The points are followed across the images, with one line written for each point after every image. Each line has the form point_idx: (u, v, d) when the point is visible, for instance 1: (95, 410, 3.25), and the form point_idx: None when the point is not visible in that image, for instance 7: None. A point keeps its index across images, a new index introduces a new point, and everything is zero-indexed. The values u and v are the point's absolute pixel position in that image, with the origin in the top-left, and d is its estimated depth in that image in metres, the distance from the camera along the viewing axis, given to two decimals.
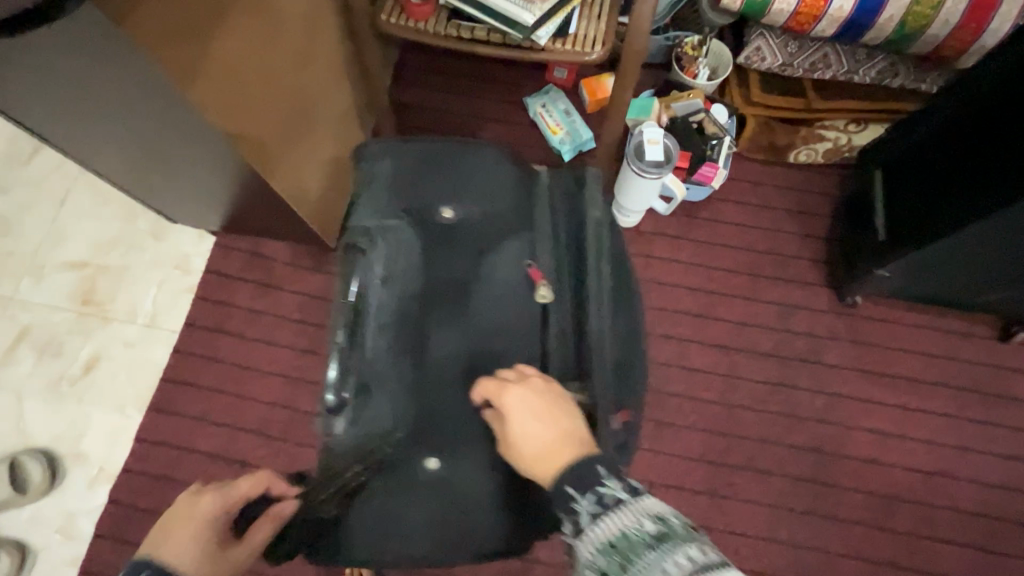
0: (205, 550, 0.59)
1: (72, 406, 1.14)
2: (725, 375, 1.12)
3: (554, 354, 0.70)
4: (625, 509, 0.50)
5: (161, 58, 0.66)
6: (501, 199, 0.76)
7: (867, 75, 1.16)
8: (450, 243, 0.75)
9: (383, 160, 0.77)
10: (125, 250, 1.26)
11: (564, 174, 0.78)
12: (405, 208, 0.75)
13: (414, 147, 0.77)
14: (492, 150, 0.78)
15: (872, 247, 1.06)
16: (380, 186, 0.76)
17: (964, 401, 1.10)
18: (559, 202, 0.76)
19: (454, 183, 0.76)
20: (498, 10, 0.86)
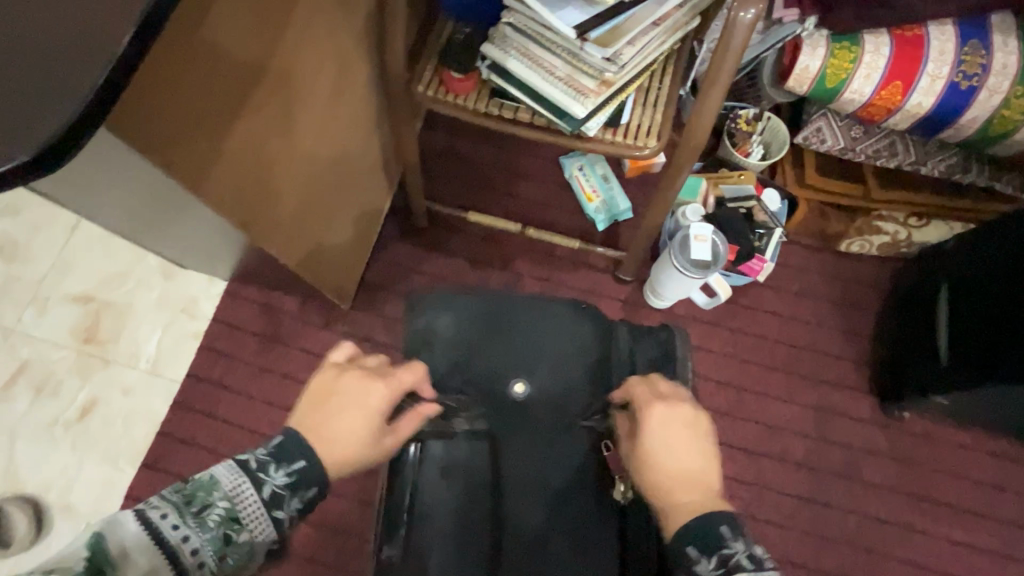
0: (369, 433, 0.56)
1: (65, 453, 1.09)
2: (751, 484, 1.04)
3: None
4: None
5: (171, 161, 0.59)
6: (575, 370, 0.66)
7: (935, 168, 1.06)
8: (521, 422, 0.64)
9: (443, 318, 0.67)
10: (132, 287, 1.21)
11: (644, 333, 0.69)
12: (471, 381, 0.66)
13: (480, 303, 0.68)
14: (570, 310, 0.69)
15: (929, 368, 0.98)
16: (438, 352, 0.66)
17: (1010, 537, 1.01)
18: (643, 362, 0.67)
19: (529, 349, 0.67)
20: (547, 97, 0.78)
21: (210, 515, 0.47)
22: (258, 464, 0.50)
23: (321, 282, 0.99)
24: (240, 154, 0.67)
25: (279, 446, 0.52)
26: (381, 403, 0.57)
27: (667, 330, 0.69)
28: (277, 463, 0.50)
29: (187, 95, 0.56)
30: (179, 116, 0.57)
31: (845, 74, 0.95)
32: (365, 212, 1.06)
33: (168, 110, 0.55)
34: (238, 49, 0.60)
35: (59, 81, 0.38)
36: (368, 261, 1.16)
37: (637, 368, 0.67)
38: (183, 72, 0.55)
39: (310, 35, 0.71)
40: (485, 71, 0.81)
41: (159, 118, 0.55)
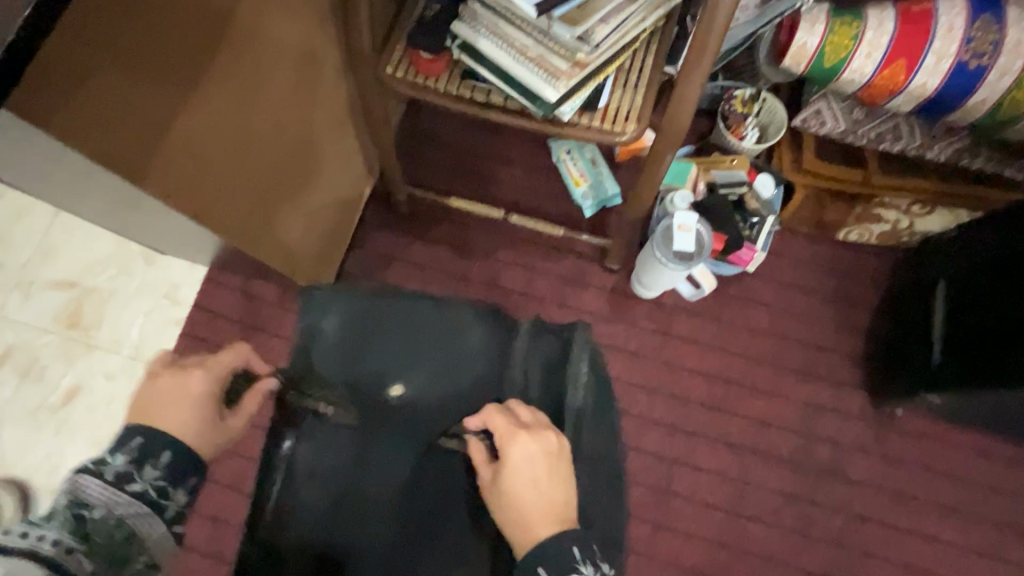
0: (202, 422, 0.55)
1: (50, 437, 1.10)
2: (735, 480, 1.02)
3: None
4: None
5: (108, 154, 0.56)
6: (467, 376, 0.60)
7: (941, 154, 1.00)
8: (398, 435, 0.57)
9: (318, 314, 0.59)
10: (115, 273, 1.20)
11: (549, 332, 0.61)
12: (342, 386, 0.58)
13: (359, 295, 0.60)
14: (464, 309, 0.62)
15: (921, 364, 0.95)
16: (315, 353, 0.59)
17: (1001, 538, 0.98)
18: (536, 368, 0.60)
19: (412, 352, 0.60)
20: (518, 80, 0.74)
21: (62, 515, 0.46)
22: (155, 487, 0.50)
23: (293, 269, 0.96)
24: (187, 143, 0.64)
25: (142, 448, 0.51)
26: (206, 386, 0.58)
27: (573, 327, 0.61)
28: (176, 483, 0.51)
29: (126, 82, 0.54)
30: (113, 104, 0.54)
31: (844, 53, 0.89)
32: (339, 199, 1.04)
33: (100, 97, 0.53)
34: (172, 27, 0.56)
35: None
36: (344, 247, 1.13)
37: (529, 376, 0.60)
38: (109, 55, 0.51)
39: (263, 10, 0.66)
40: (455, 51, 0.77)
41: (90, 107, 0.52)
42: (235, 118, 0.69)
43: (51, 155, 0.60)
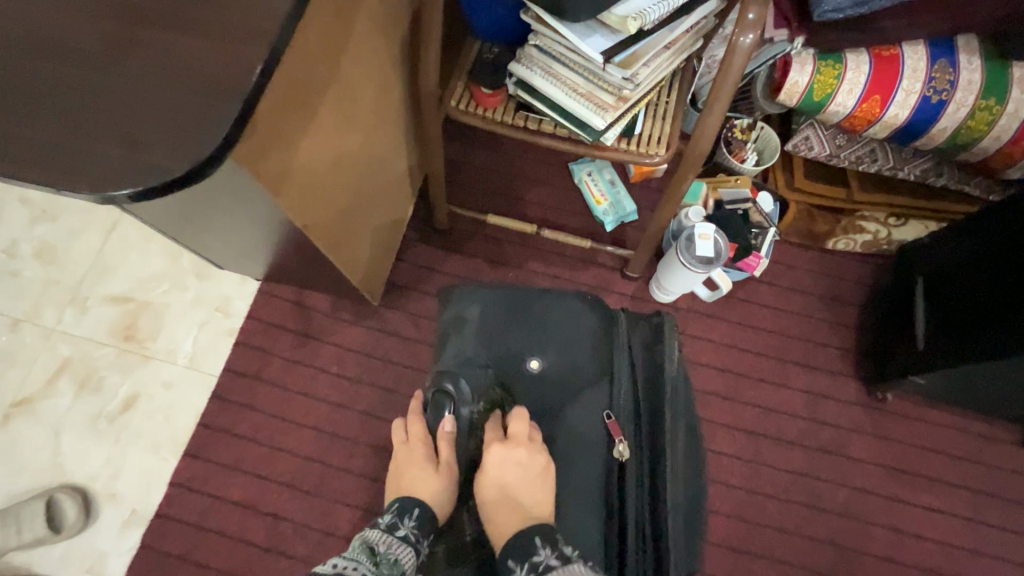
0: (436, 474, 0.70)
1: (110, 443, 1.16)
2: (750, 461, 1.14)
3: (632, 526, 0.64)
4: (555, 574, 0.56)
5: (261, 175, 0.67)
6: (582, 347, 0.72)
7: (911, 173, 1.17)
8: (537, 394, 0.72)
9: (473, 308, 0.76)
10: (168, 288, 1.27)
11: (641, 319, 0.75)
12: (492, 360, 0.73)
13: (503, 292, 0.77)
14: (578, 299, 0.76)
15: (908, 352, 1.09)
16: (471, 334, 0.74)
17: (982, 503, 1.12)
18: (639, 348, 0.73)
19: (542, 332, 0.74)
20: (570, 111, 0.87)
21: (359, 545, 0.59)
22: (392, 525, 0.63)
23: (357, 278, 1.08)
24: (305, 163, 0.75)
25: (400, 506, 0.66)
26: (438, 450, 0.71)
27: (661, 316, 0.75)
28: (404, 516, 0.65)
29: (281, 113, 0.66)
30: (273, 143, 0.67)
31: (830, 89, 1.06)
32: (393, 215, 1.15)
33: (263, 130, 0.64)
34: (304, 66, 0.67)
35: (200, 124, 0.46)
36: (393, 262, 1.24)
37: (634, 356, 0.72)
38: (277, 113, 0.65)
39: (359, 61, 0.80)
40: (512, 87, 0.90)
41: (263, 139, 0.64)
42: (340, 149, 0.83)
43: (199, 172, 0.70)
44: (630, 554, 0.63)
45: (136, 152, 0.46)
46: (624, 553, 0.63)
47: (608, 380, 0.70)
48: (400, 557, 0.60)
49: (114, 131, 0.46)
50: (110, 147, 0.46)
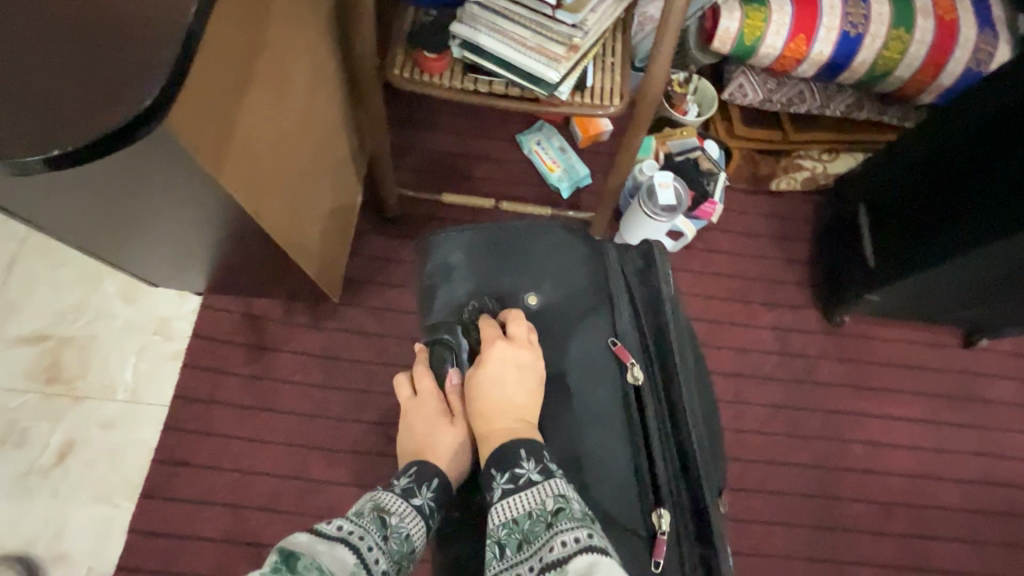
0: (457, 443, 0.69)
1: (47, 501, 1.01)
2: (732, 402, 1.17)
3: (656, 446, 0.65)
4: (536, 488, 0.59)
5: (202, 146, 0.60)
6: (576, 283, 0.74)
7: (838, 109, 1.23)
8: (541, 331, 0.73)
9: (459, 254, 0.75)
10: (92, 318, 1.13)
11: (629, 249, 0.76)
12: (489, 303, 0.74)
13: (487, 235, 0.75)
14: (564, 232, 0.75)
15: (860, 273, 1.15)
16: (459, 281, 0.74)
17: (939, 405, 1.21)
18: (632, 275, 0.74)
19: (535, 269, 0.74)
20: (520, 67, 0.84)
21: (367, 510, 0.60)
22: (403, 489, 0.64)
23: (314, 271, 1.00)
24: (247, 133, 0.68)
25: (417, 471, 0.65)
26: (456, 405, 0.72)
27: (648, 244, 0.76)
28: (419, 484, 0.64)
29: (217, 70, 0.59)
30: (212, 117, 0.60)
31: (759, 33, 1.10)
32: (340, 203, 1.07)
33: (206, 86, 0.58)
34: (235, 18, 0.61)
35: (130, 82, 0.45)
36: (348, 255, 1.17)
37: (629, 284, 0.74)
38: (215, 73, 0.59)
39: (289, 29, 0.74)
40: (457, 50, 0.87)
41: (201, 98, 0.58)
42: (283, 126, 0.77)
43: (122, 163, 0.62)
44: (662, 483, 0.64)
45: (63, 113, 0.45)
46: (654, 471, 0.64)
47: (608, 311, 0.72)
48: (409, 531, 0.60)
49: (37, 94, 0.45)
50: (31, 109, 0.45)
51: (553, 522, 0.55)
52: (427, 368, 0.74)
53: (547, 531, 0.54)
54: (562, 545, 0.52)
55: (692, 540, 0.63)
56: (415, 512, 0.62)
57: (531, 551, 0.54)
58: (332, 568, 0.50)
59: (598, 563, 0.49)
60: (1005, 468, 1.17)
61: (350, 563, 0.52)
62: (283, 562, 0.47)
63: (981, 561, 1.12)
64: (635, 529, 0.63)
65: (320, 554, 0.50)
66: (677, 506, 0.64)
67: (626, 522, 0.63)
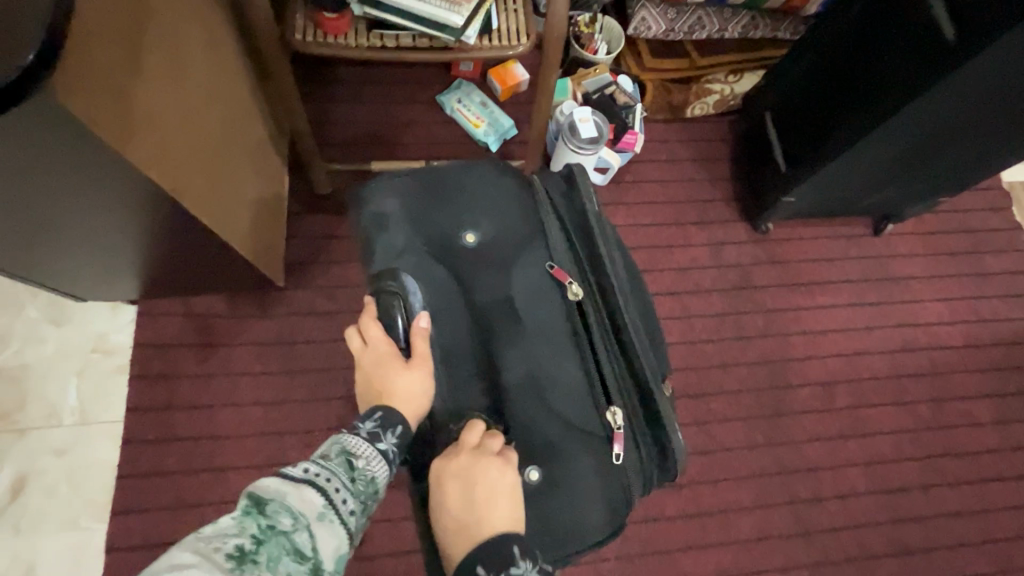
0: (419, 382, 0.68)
1: (10, 539, 0.97)
2: (681, 318, 1.25)
3: (603, 350, 0.71)
4: None
5: (104, 123, 0.58)
6: (509, 215, 0.78)
7: (735, 31, 1.29)
8: (481, 262, 0.76)
9: (390, 202, 0.77)
10: (20, 347, 1.07)
11: (554, 179, 0.81)
12: (428, 247, 0.76)
13: (416, 181, 0.78)
14: (491, 171, 0.80)
15: (776, 178, 1.23)
16: (395, 227, 0.76)
17: (861, 288, 1.33)
18: (560, 202, 0.79)
19: (468, 207, 0.78)
20: (421, 15, 0.85)
21: (334, 454, 0.60)
22: (368, 434, 0.63)
23: (250, 258, 0.97)
24: (151, 108, 0.66)
25: (383, 417, 0.65)
26: (419, 346, 0.70)
27: (571, 170, 0.81)
28: (385, 430, 0.64)
29: (106, 43, 0.57)
30: (109, 93, 0.58)
31: None
32: (265, 188, 1.04)
33: (95, 58, 0.56)
34: None
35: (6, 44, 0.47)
36: (284, 240, 1.15)
37: (559, 211, 0.78)
38: (104, 46, 0.57)
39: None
40: (356, 6, 0.86)
41: (92, 72, 0.56)
42: (188, 105, 0.75)
43: (19, 157, 0.59)
44: (611, 384, 0.70)
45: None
46: (603, 374, 0.71)
47: (542, 238, 0.77)
48: (375, 474, 0.61)
49: None
50: None
51: None
52: (373, 315, 0.73)
53: None
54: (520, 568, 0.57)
55: (645, 430, 0.70)
56: (381, 458, 0.62)
57: None
58: (300, 509, 0.52)
59: None
60: (923, 333, 1.31)
61: (318, 504, 0.53)
62: (254, 506, 0.50)
63: (914, 418, 1.25)
64: (592, 429, 0.70)
65: (288, 495, 0.52)
66: (628, 402, 0.71)
67: (583, 423, 0.70)
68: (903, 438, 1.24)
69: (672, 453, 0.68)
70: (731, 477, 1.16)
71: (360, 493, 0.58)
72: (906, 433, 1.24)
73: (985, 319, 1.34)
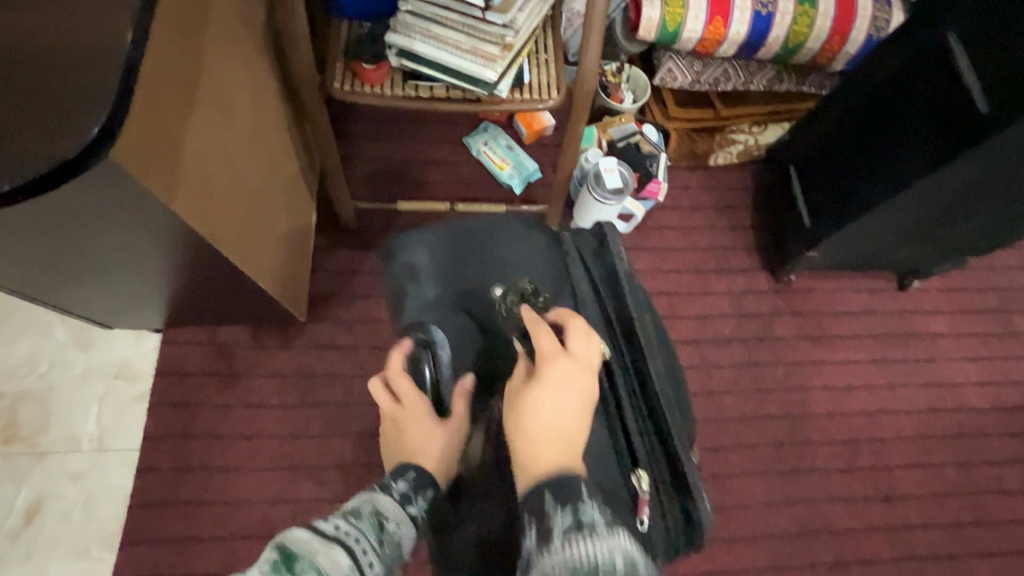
0: (449, 445, 0.71)
1: (21, 564, 0.97)
2: (700, 367, 1.23)
3: (630, 413, 0.68)
4: (600, 536, 0.56)
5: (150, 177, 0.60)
6: (537, 269, 0.78)
7: (761, 83, 1.31)
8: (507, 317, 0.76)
9: (420, 254, 0.79)
10: (46, 369, 1.09)
11: (583, 232, 0.80)
12: (458, 299, 0.77)
13: (446, 234, 0.80)
14: (519, 225, 0.81)
15: (800, 230, 1.23)
16: (424, 279, 0.78)
17: (885, 344, 1.30)
18: (589, 258, 0.77)
19: (496, 261, 0.78)
20: (457, 69, 0.87)
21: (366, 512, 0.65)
22: (400, 495, 0.67)
23: (275, 293, 0.99)
24: (195, 158, 0.68)
25: (416, 478, 0.69)
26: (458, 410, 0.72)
27: (600, 225, 0.79)
28: (416, 492, 0.68)
29: (155, 103, 0.59)
30: (156, 146, 0.60)
31: (680, 18, 1.18)
32: (294, 222, 1.06)
33: (144, 119, 0.57)
34: (168, 51, 0.61)
35: (71, 113, 0.50)
36: (308, 272, 1.17)
37: (586, 265, 0.77)
38: (152, 105, 0.59)
39: (225, 47, 0.74)
40: (394, 58, 0.89)
41: (142, 131, 0.57)
42: (230, 150, 0.77)
43: (74, 204, 0.61)
44: (639, 451, 0.67)
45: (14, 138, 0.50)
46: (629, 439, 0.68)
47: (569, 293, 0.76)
48: (402, 537, 0.65)
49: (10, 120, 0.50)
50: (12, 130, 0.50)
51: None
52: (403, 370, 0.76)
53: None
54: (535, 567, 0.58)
55: (672, 500, 0.67)
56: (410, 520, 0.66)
57: None
58: (327, 569, 0.57)
59: None
60: (950, 394, 1.28)
61: (344, 565, 0.58)
62: (284, 561, 0.56)
63: (941, 482, 1.21)
64: (619, 494, 0.67)
65: (317, 554, 0.57)
66: (656, 469, 0.67)
67: (608, 487, 0.67)
68: (930, 503, 1.19)
69: (700, 526, 0.65)
70: (747, 536, 1.13)
71: (382, 555, 0.63)
72: (932, 497, 1.20)
73: (1015, 382, 1.30)
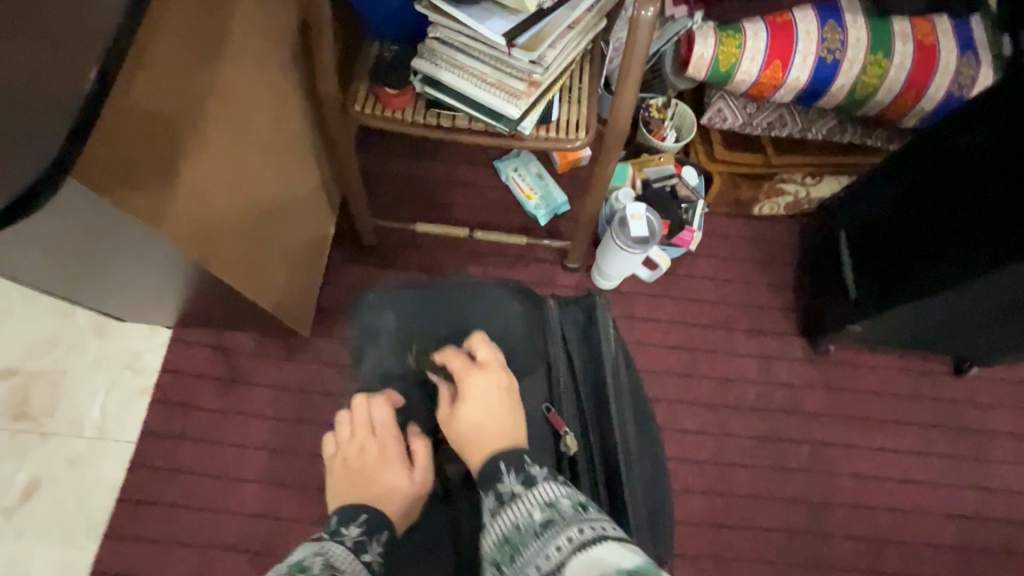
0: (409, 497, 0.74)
1: (11, 542, 1.00)
2: (715, 434, 1.14)
3: (588, 505, 0.68)
4: (522, 499, 0.62)
5: (128, 198, 0.61)
6: (513, 338, 0.80)
7: (819, 132, 1.20)
8: None
9: (387, 315, 0.83)
10: (62, 352, 1.12)
11: (570, 304, 0.79)
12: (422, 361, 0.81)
13: (418, 296, 0.83)
14: (502, 289, 0.83)
15: (842, 303, 1.12)
16: (386, 341, 0.82)
17: (929, 436, 1.17)
18: (572, 333, 0.77)
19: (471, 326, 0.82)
20: (480, 103, 0.83)
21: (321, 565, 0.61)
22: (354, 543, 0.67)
23: (278, 312, 0.99)
24: (195, 181, 0.69)
25: (372, 522, 0.70)
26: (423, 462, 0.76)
27: (592, 298, 0.79)
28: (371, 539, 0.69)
29: (148, 127, 0.60)
30: (144, 168, 0.61)
31: (734, 59, 1.09)
32: (309, 240, 1.06)
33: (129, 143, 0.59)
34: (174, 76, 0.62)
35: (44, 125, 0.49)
36: (321, 285, 1.16)
37: (567, 339, 0.77)
38: (142, 129, 0.60)
39: (245, 68, 0.74)
40: (419, 85, 0.86)
41: (125, 155, 0.59)
42: (242, 172, 0.78)
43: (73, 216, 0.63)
44: None
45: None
46: None
47: (544, 368, 0.78)
48: None
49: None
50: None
51: (543, 531, 0.57)
52: (382, 408, 0.78)
53: (538, 540, 0.56)
54: (558, 550, 0.54)
55: None
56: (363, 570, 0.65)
57: (526, 559, 0.56)
58: None
59: (595, 552, 0.52)
60: (1000, 501, 1.13)
61: None
62: None
63: None
64: None
65: None
66: None
67: None
68: None
69: None
70: None
71: None
72: None
73: None
